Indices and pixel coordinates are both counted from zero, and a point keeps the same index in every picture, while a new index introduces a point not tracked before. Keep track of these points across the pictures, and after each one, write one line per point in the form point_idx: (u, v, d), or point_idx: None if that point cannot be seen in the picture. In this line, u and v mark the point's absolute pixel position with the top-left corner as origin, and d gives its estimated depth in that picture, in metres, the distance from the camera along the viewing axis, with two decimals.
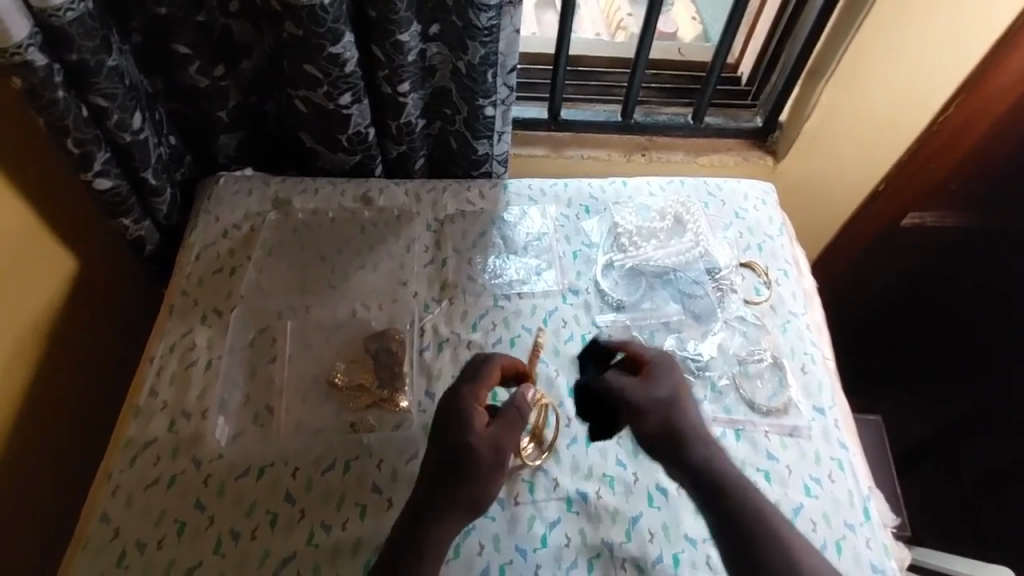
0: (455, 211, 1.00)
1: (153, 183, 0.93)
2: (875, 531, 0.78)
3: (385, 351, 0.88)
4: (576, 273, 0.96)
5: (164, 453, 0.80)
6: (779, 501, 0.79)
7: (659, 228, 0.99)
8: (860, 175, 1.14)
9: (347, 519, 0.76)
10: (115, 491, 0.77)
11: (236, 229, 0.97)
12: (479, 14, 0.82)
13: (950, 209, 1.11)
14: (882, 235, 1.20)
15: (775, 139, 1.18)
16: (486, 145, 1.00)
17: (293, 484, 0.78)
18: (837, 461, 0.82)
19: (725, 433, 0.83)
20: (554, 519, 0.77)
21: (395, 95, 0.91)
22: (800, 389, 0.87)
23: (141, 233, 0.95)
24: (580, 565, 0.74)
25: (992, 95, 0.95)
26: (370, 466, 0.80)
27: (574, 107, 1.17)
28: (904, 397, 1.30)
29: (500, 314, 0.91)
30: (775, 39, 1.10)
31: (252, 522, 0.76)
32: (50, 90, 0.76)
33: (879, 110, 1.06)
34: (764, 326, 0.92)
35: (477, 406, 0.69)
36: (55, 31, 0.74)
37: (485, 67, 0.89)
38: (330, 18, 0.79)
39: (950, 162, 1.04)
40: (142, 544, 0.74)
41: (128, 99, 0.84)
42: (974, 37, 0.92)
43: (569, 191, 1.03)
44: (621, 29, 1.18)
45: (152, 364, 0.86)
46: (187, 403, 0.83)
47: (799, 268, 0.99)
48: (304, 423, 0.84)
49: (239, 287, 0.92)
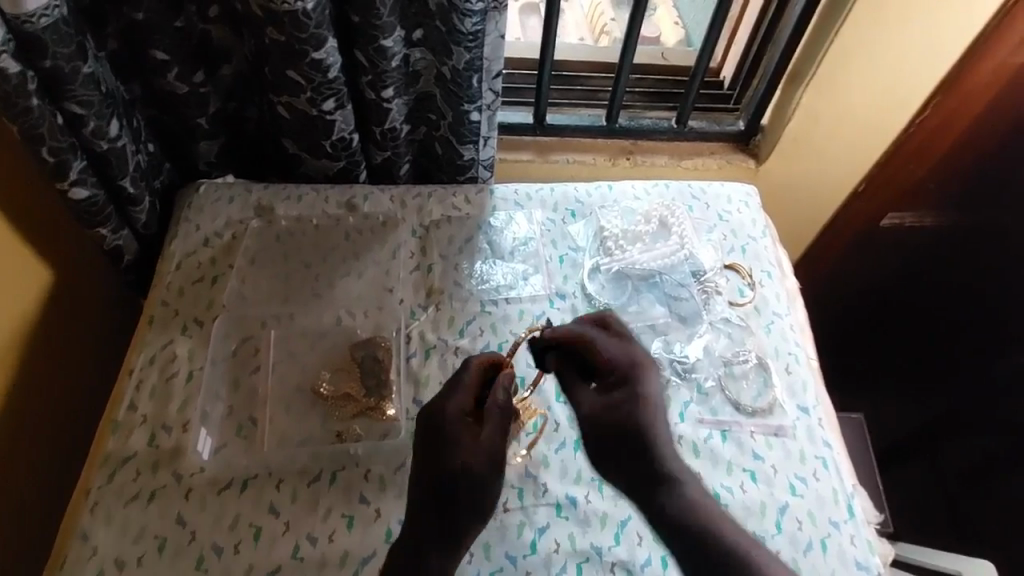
0: (441, 216, 1.00)
1: (131, 192, 0.91)
2: (859, 528, 0.78)
3: (372, 359, 0.87)
4: (562, 277, 0.96)
5: (144, 469, 0.78)
6: (764, 501, 0.79)
7: (643, 232, 0.99)
8: (843, 172, 1.15)
9: (333, 530, 0.75)
10: (94, 508, 0.75)
11: (217, 237, 0.96)
12: (463, 19, 0.82)
13: (927, 209, 1.17)
14: (860, 234, 1.25)
15: (757, 143, 1.17)
16: (472, 150, 1.00)
17: (277, 497, 0.77)
18: (822, 459, 0.83)
19: (711, 435, 0.83)
20: (543, 525, 0.76)
21: (379, 101, 0.90)
22: (784, 389, 0.88)
23: (119, 242, 0.94)
24: (570, 569, 0.73)
25: (967, 97, 1.01)
26: (357, 476, 0.79)
27: (559, 112, 1.17)
28: (887, 393, 1.33)
29: (487, 320, 0.91)
30: (755, 43, 1.09)
31: (236, 536, 0.74)
32: (25, 98, 0.74)
33: (860, 107, 1.06)
34: (748, 326, 0.92)
35: (463, 429, 0.68)
36: (28, 36, 0.72)
37: (470, 72, 0.88)
38: (313, 23, 0.78)
39: (926, 162, 1.11)
40: (122, 562, 0.72)
41: (105, 107, 0.82)
42: (951, 37, 0.95)
43: (555, 196, 1.04)
44: (605, 33, 1.18)
45: (132, 376, 0.84)
46: (168, 415, 0.82)
47: (782, 269, 1.00)
48: (289, 434, 0.83)
49: (221, 297, 0.91)
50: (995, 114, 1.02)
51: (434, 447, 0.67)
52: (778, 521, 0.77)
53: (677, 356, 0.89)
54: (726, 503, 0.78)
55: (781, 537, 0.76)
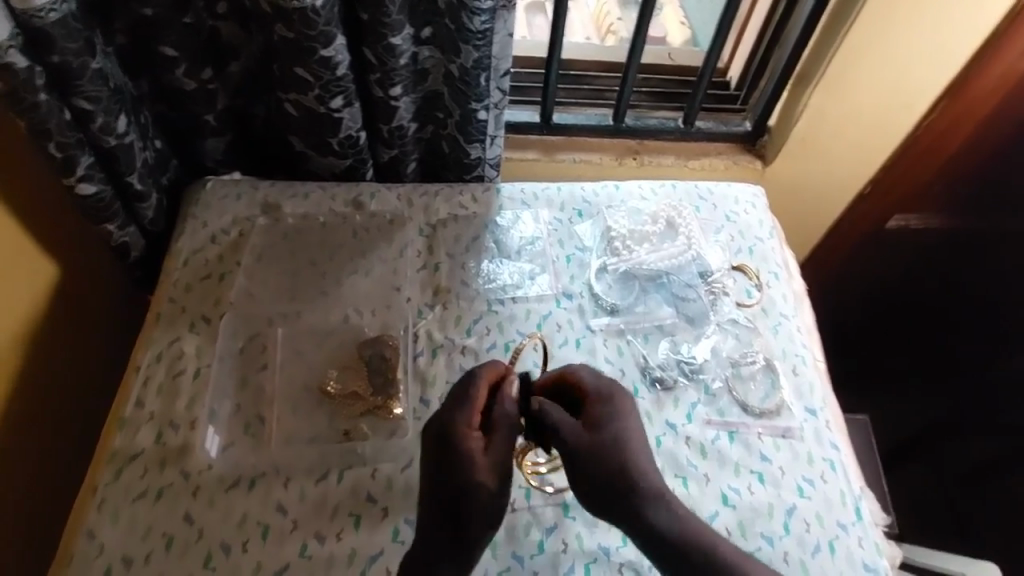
0: (448, 215, 0.99)
1: (138, 188, 0.91)
2: (866, 530, 0.78)
3: (379, 358, 0.87)
4: (569, 277, 0.96)
5: (151, 466, 0.78)
6: (772, 502, 0.79)
7: (650, 232, 0.98)
8: (850, 174, 1.15)
9: (341, 529, 0.75)
10: (101, 505, 0.75)
11: (224, 234, 0.96)
12: (472, 17, 0.82)
13: (935, 213, 1.18)
14: (865, 237, 1.24)
15: (764, 144, 1.17)
16: (479, 149, 1.00)
17: (285, 495, 0.77)
18: (829, 461, 0.82)
19: (719, 436, 0.83)
20: (551, 525, 0.76)
21: (387, 99, 0.90)
22: (791, 391, 0.87)
23: (126, 239, 0.94)
24: (578, 570, 0.73)
25: (975, 100, 1.01)
26: (365, 475, 0.79)
27: (566, 111, 1.17)
28: (892, 395, 1.33)
29: (494, 319, 0.91)
30: (763, 44, 1.09)
31: (243, 534, 0.74)
32: (31, 93, 0.74)
33: (868, 108, 1.06)
34: (755, 327, 0.92)
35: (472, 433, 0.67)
36: (37, 31, 0.72)
37: (478, 71, 0.88)
38: (322, 20, 0.78)
39: (934, 165, 1.11)
40: (129, 560, 0.72)
41: (113, 102, 0.82)
42: (960, 39, 0.95)
43: (562, 195, 1.03)
44: (611, 33, 1.19)
45: (139, 373, 0.84)
46: (175, 413, 0.81)
47: (789, 270, 1.00)
48: (296, 432, 0.83)
49: (228, 294, 0.91)
50: (1004, 116, 1.03)
51: (441, 446, 0.66)
52: (786, 522, 0.77)
53: (684, 357, 0.89)
54: (733, 504, 0.78)
55: (789, 539, 0.76)
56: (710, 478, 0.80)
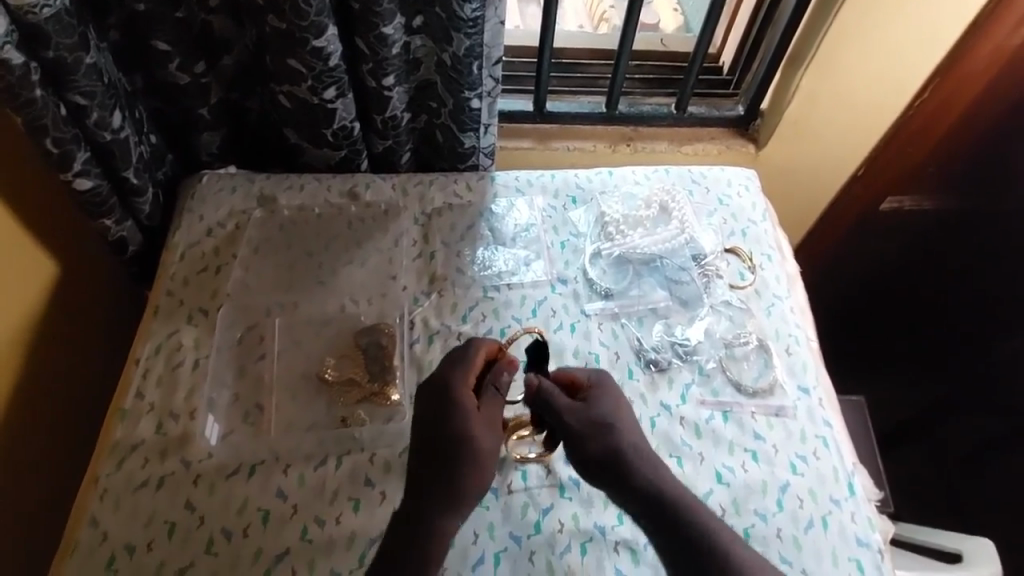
0: (443, 203, 1.00)
1: (135, 183, 0.92)
2: (859, 505, 0.79)
3: (376, 345, 0.88)
4: (564, 263, 0.96)
5: (152, 455, 0.79)
6: (766, 480, 0.80)
7: (644, 216, 1.00)
8: (841, 156, 1.16)
9: (341, 513, 0.76)
10: (103, 494, 0.76)
11: (221, 227, 0.97)
12: (463, 5, 0.82)
13: (928, 193, 1.18)
14: (861, 215, 1.25)
15: (757, 127, 1.17)
16: (472, 137, 1.00)
17: (285, 481, 0.78)
18: (822, 438, 0.83)
19: (713, 416, 0.84)
20: (547, 505, 0.77)
21: (380, 89, 0.91)
22: (785, 370, 0.88)
23: (123, 233, 0.95)
24: (574, 548, 0.74)
25: (965, 79, 1.01)
26: (362, 459, 0.80)
27: (559, 99, 1.17)
28: (889, 378, 1.34)
29: (489, 305, 0.91)
30: (755, 28, 1.10)
31: (244, 520, 0.75)
32: (28, 89, 0.75)
33: (858, 90, 1.06)
34: (749, 309, 0.93)
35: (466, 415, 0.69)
36: (32, 29, 0.73)
37: (470, 59, 0.88)
38: (313, 11, 0.78)
39: (928, 145, 1.11)
40: (132, 547, 0.73)
41: (107, 97, 0.83)
42: (950, 18, 0.95)
43: (556, 182, 1.04)
44: (604, 21, 1.19)
45: (139, 366, 0.85)
46: (175, 403, 0.82)
47: (782, 252, 1.01)
48: (295, 420, 0.84)
49: (225, 286, 0.92)
50: (995, 95, 1.02)
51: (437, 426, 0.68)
52: (780, 499, 0.78)
53: (679, 339, 0.90)
54: (727, 482, 0.79)
55: (782, 515, 0.77)
56: (704, 458, 0.81)
